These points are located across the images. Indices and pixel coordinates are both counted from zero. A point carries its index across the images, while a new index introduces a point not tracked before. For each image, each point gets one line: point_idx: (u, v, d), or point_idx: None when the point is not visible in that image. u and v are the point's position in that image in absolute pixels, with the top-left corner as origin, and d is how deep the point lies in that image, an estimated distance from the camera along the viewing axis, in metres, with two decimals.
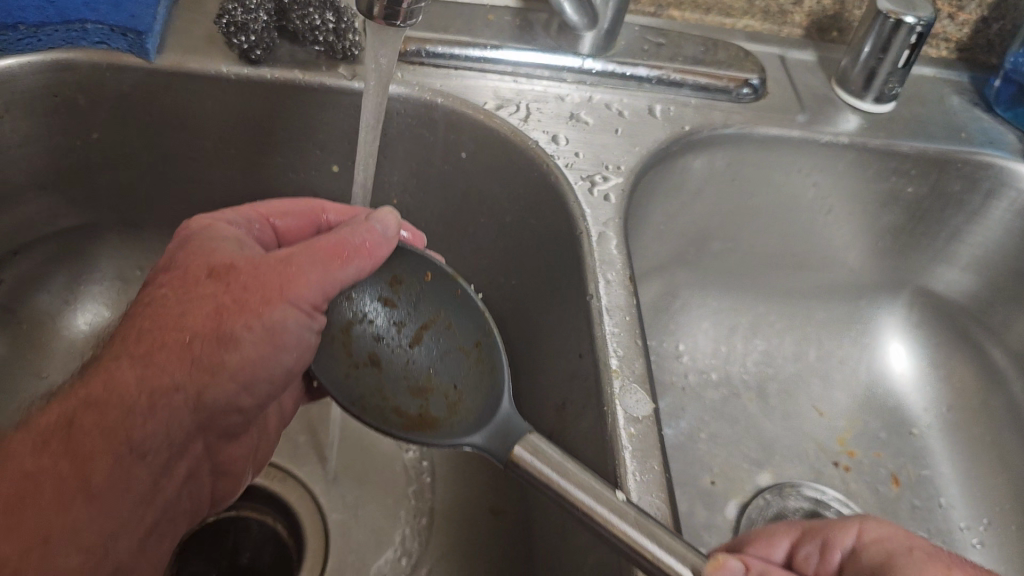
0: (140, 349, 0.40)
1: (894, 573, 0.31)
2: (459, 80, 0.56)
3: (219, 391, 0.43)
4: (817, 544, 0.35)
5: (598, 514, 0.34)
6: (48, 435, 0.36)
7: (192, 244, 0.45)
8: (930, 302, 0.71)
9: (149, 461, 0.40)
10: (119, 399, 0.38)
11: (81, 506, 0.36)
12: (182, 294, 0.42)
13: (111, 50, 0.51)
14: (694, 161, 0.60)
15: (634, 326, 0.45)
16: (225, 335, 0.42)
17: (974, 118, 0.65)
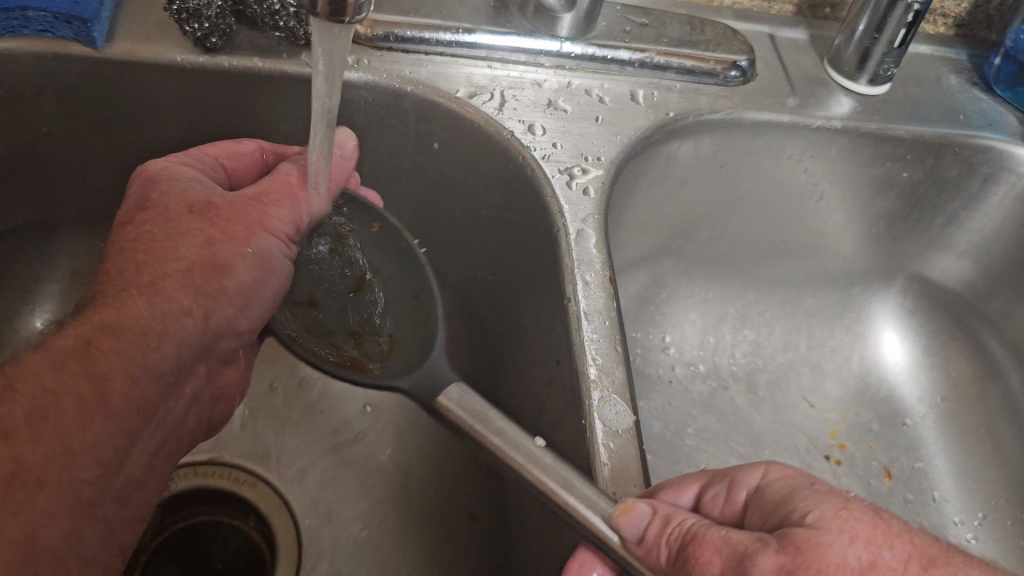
0: (139, 278, 0.40)
1: (793, 508, 0.33)
2: (430, 66, 0.52)
3: (221, 315, 0.42)
4: (725, 485, 0.37)
5: (515, 461, 0.37)
6: (65, 356, 0.36)
7: (154, 187, 0.44)
8: (925, 289, 0.69)
9: (161, 381, 0.39)
10: (130, 323, 0.38)
11: (98, 427, 0.36)
12: (168, 227, 0.42)
13: (56, 39, 0.47)
14: (680, 147, 0.57)
15: (614, 331, 0.43)
16: (219, 263, 0.42)
17: (972, 99, 0.62)
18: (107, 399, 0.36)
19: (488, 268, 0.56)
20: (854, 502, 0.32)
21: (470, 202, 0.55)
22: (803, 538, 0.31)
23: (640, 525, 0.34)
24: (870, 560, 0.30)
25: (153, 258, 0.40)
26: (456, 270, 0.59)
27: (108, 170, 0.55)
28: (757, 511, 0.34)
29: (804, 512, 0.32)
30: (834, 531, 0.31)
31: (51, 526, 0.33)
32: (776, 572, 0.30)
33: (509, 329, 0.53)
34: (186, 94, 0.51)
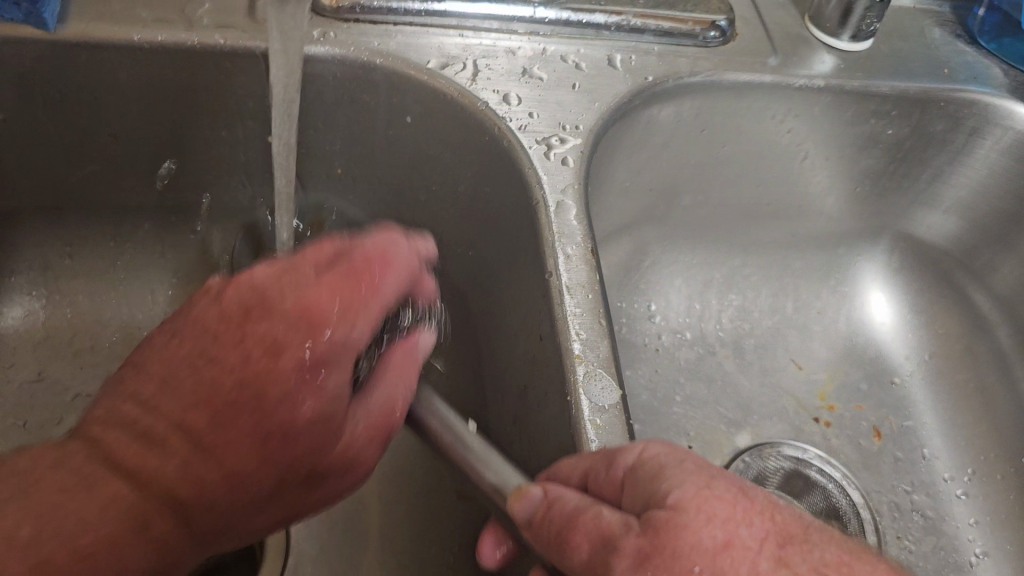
0: (220, 345, 0.33)
1: (662, 486, 0.30)
2: (399, 37, 0.51)
3: (226, 461, 0.32)
4: (604, 461, 0.33)
5: (446, 441, 0.37)
6: (188, 385, 0.32)
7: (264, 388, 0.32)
8: (911, 246, 0.68)
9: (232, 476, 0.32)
10: (260, 448, 0.32)
11: (239, 436, 0.32)
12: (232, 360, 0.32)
13: (5, 21, 0.45)
14: (661, 112, 0.56)
15: (598, 305, 0.42)
16: (238, 444, 0.32)
17: (957, 52, 0.61)
18: (167, 474, 0.31)
19: (467, 242, 0.55)
20: (718, 481, 0.30)
21: (447, 177, 0.53)
22: (663, 521, 0.29)
23: (530, 510, 0.33)
24: (725, 540, 0.28)
25: (219, 333, 0.33)
26: (435, 246, 0.57)
27: (68, 159, 0.53)
28: (632, 492, 0.32)
29: (666, 491, 0.30)
30: (693, 513, 0.29)
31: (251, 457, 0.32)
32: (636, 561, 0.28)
33: (490, 305, 0.52)
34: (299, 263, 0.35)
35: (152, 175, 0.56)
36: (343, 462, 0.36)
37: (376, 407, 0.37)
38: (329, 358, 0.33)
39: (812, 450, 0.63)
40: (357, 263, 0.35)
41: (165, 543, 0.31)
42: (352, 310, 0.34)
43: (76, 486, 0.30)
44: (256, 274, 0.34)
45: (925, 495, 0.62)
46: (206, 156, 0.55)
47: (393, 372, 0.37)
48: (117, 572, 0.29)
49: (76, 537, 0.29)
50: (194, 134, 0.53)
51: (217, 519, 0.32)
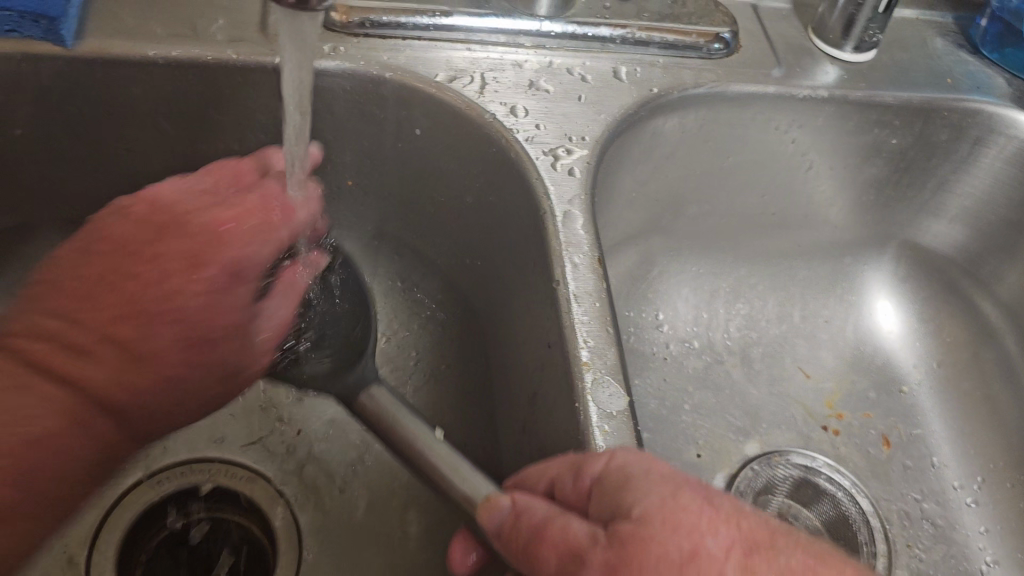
0: (136, 266, 0.41)
1: (629, 499, 0.31)
2: (407, 51, 0.52)
3: (166, 365, 0.40)
4: (571, 471, 0.34)
5: (410, 448, 0.41)
6: (100, 294, 0.40)
7: (207, 305, 0.41)
8: (918, 254, 0.68)
9: (184, 357, 0.40)
10: (210, 335, 0.41)
11: (184, 303, 0.40)
12: (151, 273, 0.41)
13: (23, 38, 0.46)
14: (666, 123, 0.57)
15: (605, 312, 0.42)
16: (191, 344, 0.41)
17: (960, 62, 0.62)
18: (96, 378, 0.38)
19: (476, 252, 0.55)
20: (685, 492, 0.31)
21: (455, 189, 0.54)
22: (630, 532, 0.30)
23: (498, 520, 0.34)
24: (691, 549, 0.29)
25: (135, 251, 0.41)
26: (444, 257, 0.58)
27: (84, 173, 0.54)
28: (599, 506, 0.32)
29: (631, 502, 0.31)
30: (658, 525, 0.30)
31: (184, 363, 0.41)
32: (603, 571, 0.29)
33: (499, 314, 0.53)
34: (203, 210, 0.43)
35: (165, 189, 0.56)
36: (258, 369, 0.44)
37: (277, 318, 0.44)
38: (247, 276, 0.43)
39: (821, 458, 0.63)
40: (268, 195, 0.45)
41: (101, 436, 0.39)
42: (254, 232, 0.43)
43: (11, 386, 0.37)
44: (164, 194, 0.44)
45: (935, 504, 0.62)
46: (219, 169, 0.56)
47: (289, 289, 0.45)
48: (85, 444, 0.38)
49: (29, 429, 0.36)
50: (206, 146, 0.54)
51: (147, 416, 0.41)
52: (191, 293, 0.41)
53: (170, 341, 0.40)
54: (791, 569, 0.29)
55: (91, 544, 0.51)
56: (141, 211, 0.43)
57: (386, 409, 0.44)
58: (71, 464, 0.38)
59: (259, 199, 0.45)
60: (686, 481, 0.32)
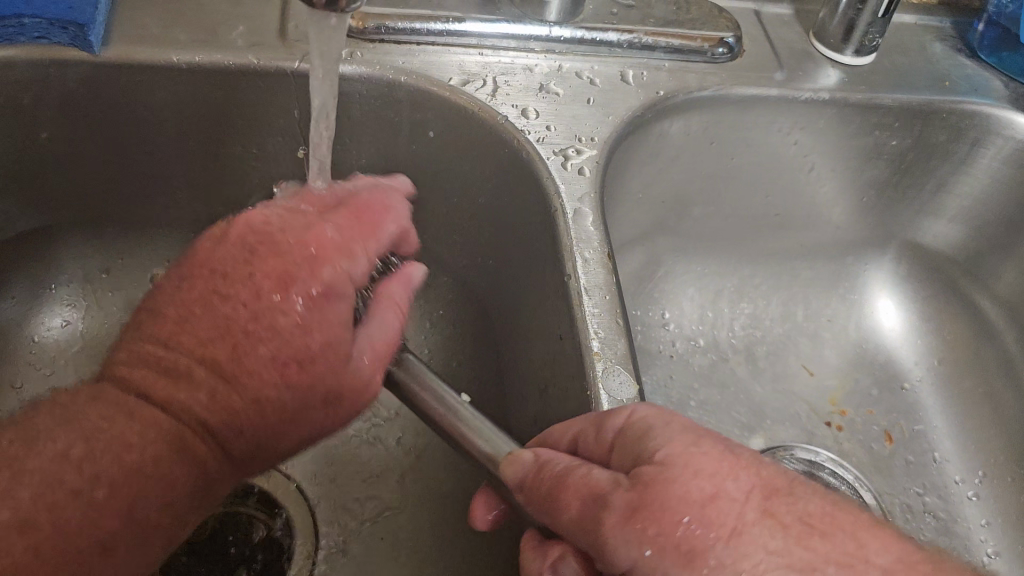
0: (228, 286, 0.37)
1: (650, 448, 0.33)
2: (421, 56, 0.53)
3: (254, 383, 0.36)
4: (593, 426, 0.36)
5: (442, 417, 0.39)
6: (186, 308, 0.37)
7: (296, 322, 0.36)
8: (918, 253, 0.70)
9: (260, 395, 0.36)
10: (292, 352, 0.36)
11: (245, 348, 0.36)
12: (226, 282, 0.37)
13: (52, 44, 0.48)
14: (671, 126, 0.58)
15: (615, 305, 0.44)
16: (285, 362, 0.36)
17: (958, 66, 0.64)
18: (195, 403, 0.35)
19: (488, 251, 0.57)
20: (706, 440, 0.33)
21: (467, 189, 0.56)
22: (653, 475, 0.31)
23: (523, 472, 0.35)
24: (712, 492, 0.30)
25: (227, 270, 0.37)
26: (457, 257, 0.59)
27: (108, 175, 0.56)
28: (621, 455, 0.34)
29: (654, 449, 0.32)
30: (680, 467, 0.31)
31: (260, 378, 0.36)
32: (625, 512, 0.30)
33: (511, 311, 0.54)
34: (302, 216, 0.41)
35: (187, 190, 0.58)
36: (359, 395, 0.39)
37: (377, 339, 0.40)
38: (342, 292, 0.38)
39: (824, 453, 0.64)
40: (348, 210, 0.42)
41: (201, 463, 0.35)
42: (350, 247, 0.40)
43: (117, 413, 0.34)
44: (256, 215, 0.40)
45: (936, 497, 0.63)
46: (238, 171, 0.58)
47: (387, 303, 0.41)
48: (173, 481, 0.34)
49: (123, 453, 0.33)
50: (226, 150, 0.56)
51: (248, 446, 0.36)
52: (270, 314, 0.36)
53: (250, 364, 0.36)
54: (809, 514, 0.30)
55: None
56: (246, 232, 0.39)
57: (416, 374, 0.42)
58: (153, 505, 0.33)
59: (355, 203, 0.43)
60: (705, 430, 0.33)
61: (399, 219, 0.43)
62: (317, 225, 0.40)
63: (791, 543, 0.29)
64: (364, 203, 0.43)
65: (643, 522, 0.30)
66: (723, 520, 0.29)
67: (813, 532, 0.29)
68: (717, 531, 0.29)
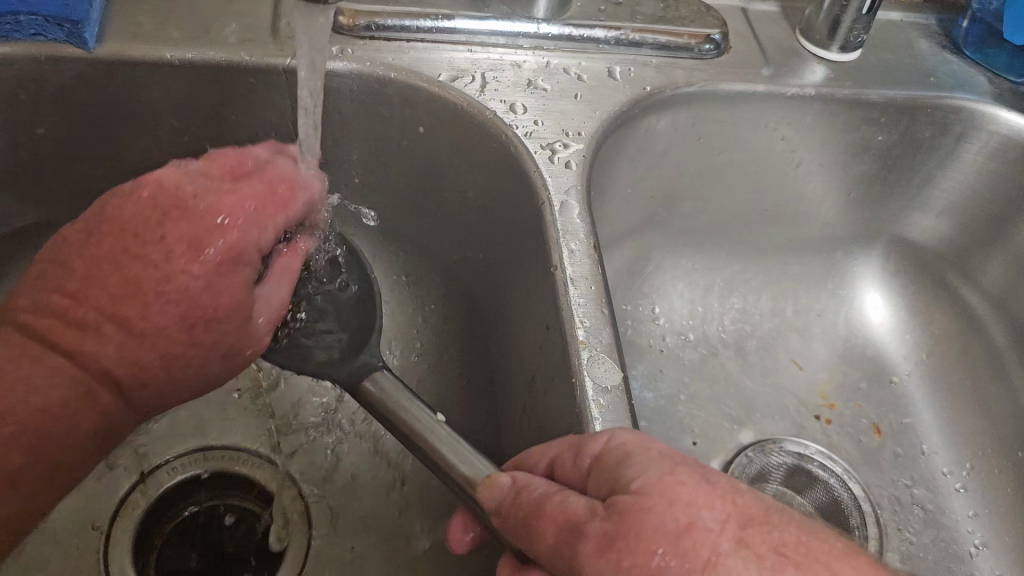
0: (142, 246, 0.40)
1: (627, 477, 0.32)
2: (411, 53, 0.54)
3: (162, 339, 0.40)
4: (572, 450, 0.36)
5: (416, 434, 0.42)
6: (93, 264, 0.39)
7: (206, 292, 0.40)
8: (905, 248, 0.70)
9: (162, 346, 0.40)
10: (204, 312, 0.40)
11: (156, 308, 0.39)
12: (138, 241, 0.40)
13: (48, 41, 0.49)
14: (658, 121, 0.59)
15: (600, 295, 0.44)
16: (191, 324, 0.40)
17: (943, 62, 0.64)
18: (104, 355, 0.39)
19: (479, 245, 0.57)
20: (685, 468, 0.32)
21: (457, 184, 0.57)
22: (628, 504, 0.30)
23: (499, 494, 0.36)
24: (687, 522, 0.29)
25: (138, 232, 0.40)
26: (449, 252, 0.60)
27: (104, 171, 0.56)
28: (598, 480, 0.34)
29: (631, 477, 0.32)
30: (655, 497, 0.30)
31: (165, 331, 0.40)
32: (598, 539, 0.30)
33: (501, 304, 0.55)
34: (209, 182, 0.43)
35: None
36: (256, 348, 0.45)
37: (275, 299, 0.45)
38: (249, 261, 0.42)
39: (814, 446, 0.65)
40: (263, 183, 0.44)
41: (105, 411, 0.40)
42: (262, 219, 0.43)
43: (24, 360, 0.38)
44: (167, 178, 0.42)
45: (925, 490, 0.64)
46: None
47: (286, 272, 0.46)
48: (81, 421, 0.39)
49: (31, 397, 0.37)
50: (219, 146, 0.57)
51: (152, 394, 0.41)
52: (179, 279, 0.40)
53: (155, 323, 0.39)
54: (785, 544, 0.28)
55: (110, 525, 0.54)
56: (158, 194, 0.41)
57: (390, 393, 0.45)
58: (60, 445, 0.38)
59: (261, 175, 0.45)
60: (687, 459, 0.32)
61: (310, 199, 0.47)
62: (224, 193, 0.42)
63: (766, 574, 0.27)
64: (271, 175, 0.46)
65: (618, 552, 0.29)
66: (698, 552, 0.28)
67: (787, 563, 0.27)
68: (692, 562, 0.28)
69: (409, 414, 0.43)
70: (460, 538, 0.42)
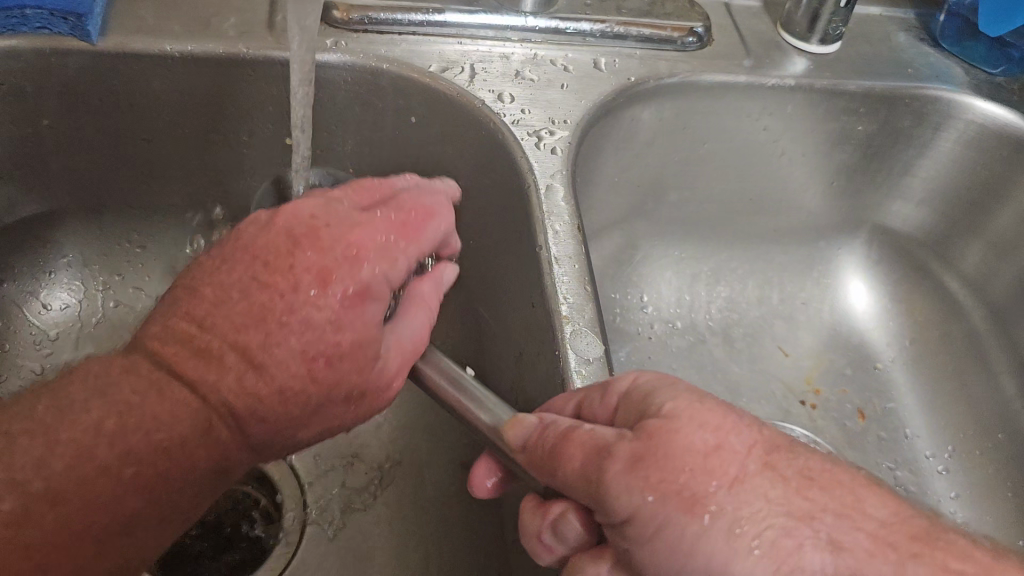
0: (267, 274, 0.35)
1: (655, 409, 0.32)
2: (403, 45, 0.56)
3: (283, 377, 0.35)
4: (600, 390, 0.36)
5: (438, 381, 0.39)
6: (228, 282, 0.35)
7: (341, 335, 0.35)
8: (886, 237, 0.72)
9: (282, 388, 0.35)
10: (333, 347, 0.35)
11: (274, 335, 0.34)
12: (261, 268, 0.35)
13: (53, 34, 0.51)
14: (643, 112, 0.61)
15: (583, 272, 0.46)
16: (315, 364, 0.35)
17: (921, 54, 0.66)
18: (228, 387, 0.34)
19: (469, 232, 0.59)
20: (711, 398, 0.32)
21: (447, 171, 0.58)
22: (655, 425, 0.31)
23: (524, 434, 0.35)
24: (715, 443, 0.29)
25: (270, 258, 0.35)
26: None
27: (107, 161, 0.58)
28: (625, 415, 0.34)
29: (658, 405, 0.32)
30: (684, 419, 0.30)
31: (284, 373, 0.35)
32: (627, 461, 0.29)
33: (489, 287, 0.57)
34: (334, 206, 0.38)
35: (180, 175, 0.61)
36: (386, 389, 0.39)
37: (406, 340, 0.39)
38: (376, 294, 0.37)
39: (799, 430, 0.66)
40: (402, 210, 0.40)
41: (222, 448, 0.35)
42: (394, 250, 0.38)
43: (149, 391, 0.33)
44: (305, 206, 0.37)
45: (908, 472, 0.65)
46: (230, 158, 0.60)
47: (416, 305, 0.40)
48: (195, 459, 0.34)
49: (154, 431, 0.33)
50: (218, 137, 0.59)
51: (274, 429, 0.36)
52: (301, 318, 0.35)
53: (280, 359, 0.34)
54: (809, 467, 0.29)
55: None
56: (288, 218, 0.36)
57: (416, 344, 0.41)
58: (177, 482, 0.33)
59: (401, 199, 0.40)
60: (712, 393, 0.33)
61: (446, 221, 0.42)
62: (358, 223, 0.37)
63: (791, 492, 0.28)
64: (412, 201, 0.40)
65: (646, 470, 0.29)
66: (725, 469, 0.29)
67: (812, 484, 0.29)
68: (719, 479, 0.28)
69: (432, 357, 0.40)
70: (482, 484, 0.39)
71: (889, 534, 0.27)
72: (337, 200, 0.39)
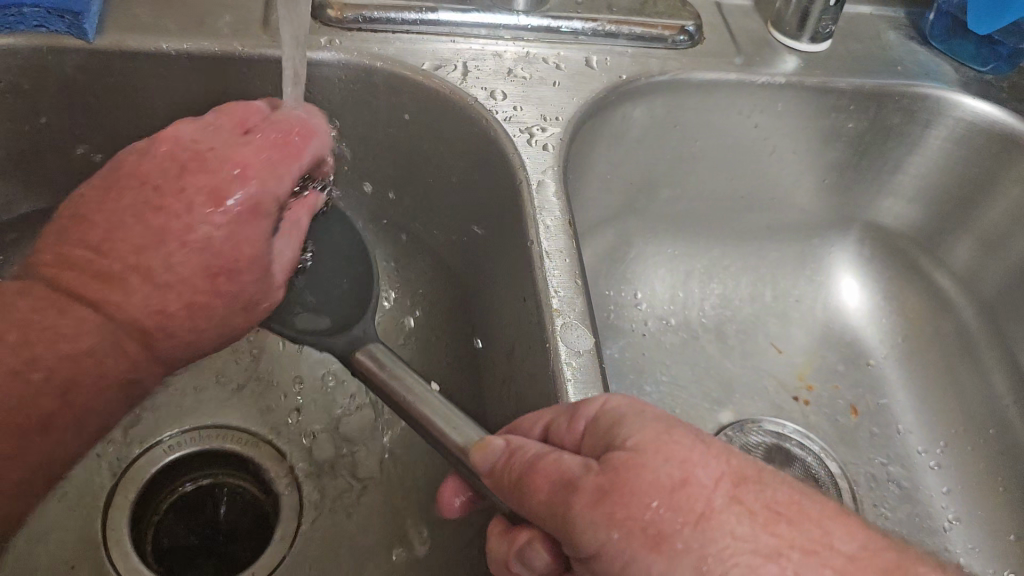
0: (158, 200, 0.42)
1: (621, 437, 0.32)
2: (397, 43, 0.57)
3: (186, 289, 0.42)
4: (567, 415, 0.36)
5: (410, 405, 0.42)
6: (117, 205, 0.42)
7: (235, 253, 0.43)
8: (877, 234, 0.73)
9: (183, 292, 0.42)
10: (228, 258, 0.43)
11: (176, 253, 0.42)
12: (156, 192, 0.42)
13: (49, 33, 0.51)
14: (634, 110, 0.62)
15: (573, 267, 0.47)
16: (214, 277, 0.43)
17: (911, 52, 0.67)
18: (131, 305, 0.41)
19: (463, 229, 0.59)
20: (680, 428, 0.32)
21: (440, 169, 0.59)
22: (621, 459, 0.30)
23: (490, 460, 0.35)
24: (681, 477, 0.29)
25: (158, 186, 0.42)
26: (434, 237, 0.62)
27: (103, 158, 0.59)
28: (591, 441, 0.33)
29: (625, 436, 0.32)
30: (650, 454, 0.30)
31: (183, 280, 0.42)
32: (594, 494, 0.29)
33: (483, 283, 0.57)
34: (222, 141, 0.44)
35: None
36: (271, 301, 0.46)
37: (287, 255, 0.46)
38: (264, 210, 0.44)
39: (791, 426, 0.67)
40: (275, 131, 0.45)
41: (130, 358, 0.41)
42: (274, 167, 0.44)
43: (51, 308, 0.40)
44: (184, 135, 0.44)
45: (900, 467, 0.65)
46: None
47: (294, 225, 0.47)
48: (104, 368, 0.40)
49: (60, 344, 0.39)
50: None
51: (179, 341, 0.43)
52: (196, 236, 0.42)
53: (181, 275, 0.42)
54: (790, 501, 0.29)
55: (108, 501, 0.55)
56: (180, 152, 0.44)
57: (384, 361, 0.46)
58: (94, 386, 0.40)
59: (271, 128, 0.45)
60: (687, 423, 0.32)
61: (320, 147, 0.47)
62: (235, 148, 0.44)
63: (759, 530, 0.28)
64: (296, 126, 0.46)
65: (612, 506, 0.29)
66: (693, 505, 0.28)
67: (781, 519, 0.28)
68: (685, 516, 0.28)
69: (404, 389, 0.43)
70: (451, 503, 0.42)
71: (858, 566, 0.28)
72: (229, 135, 0.45)
